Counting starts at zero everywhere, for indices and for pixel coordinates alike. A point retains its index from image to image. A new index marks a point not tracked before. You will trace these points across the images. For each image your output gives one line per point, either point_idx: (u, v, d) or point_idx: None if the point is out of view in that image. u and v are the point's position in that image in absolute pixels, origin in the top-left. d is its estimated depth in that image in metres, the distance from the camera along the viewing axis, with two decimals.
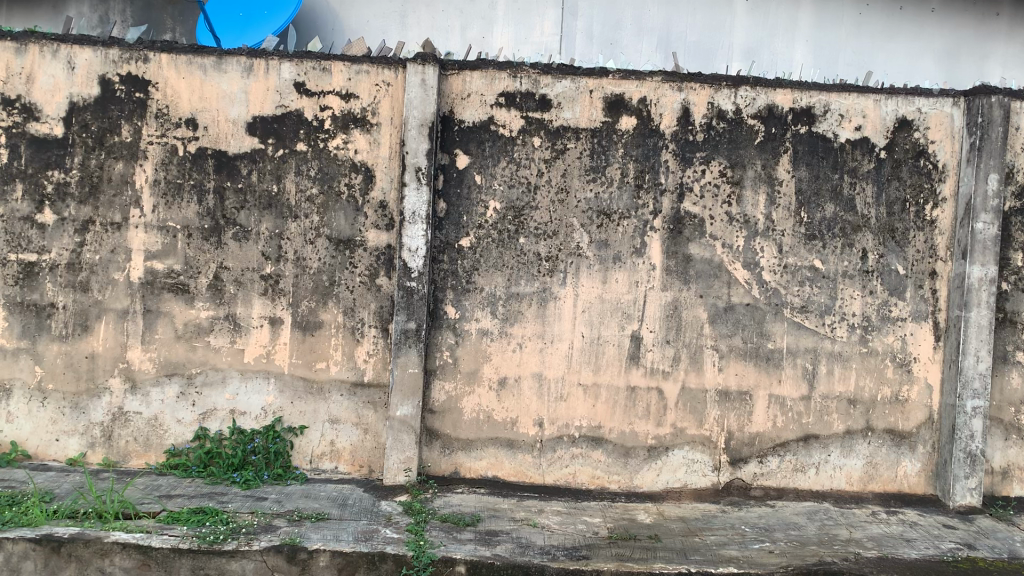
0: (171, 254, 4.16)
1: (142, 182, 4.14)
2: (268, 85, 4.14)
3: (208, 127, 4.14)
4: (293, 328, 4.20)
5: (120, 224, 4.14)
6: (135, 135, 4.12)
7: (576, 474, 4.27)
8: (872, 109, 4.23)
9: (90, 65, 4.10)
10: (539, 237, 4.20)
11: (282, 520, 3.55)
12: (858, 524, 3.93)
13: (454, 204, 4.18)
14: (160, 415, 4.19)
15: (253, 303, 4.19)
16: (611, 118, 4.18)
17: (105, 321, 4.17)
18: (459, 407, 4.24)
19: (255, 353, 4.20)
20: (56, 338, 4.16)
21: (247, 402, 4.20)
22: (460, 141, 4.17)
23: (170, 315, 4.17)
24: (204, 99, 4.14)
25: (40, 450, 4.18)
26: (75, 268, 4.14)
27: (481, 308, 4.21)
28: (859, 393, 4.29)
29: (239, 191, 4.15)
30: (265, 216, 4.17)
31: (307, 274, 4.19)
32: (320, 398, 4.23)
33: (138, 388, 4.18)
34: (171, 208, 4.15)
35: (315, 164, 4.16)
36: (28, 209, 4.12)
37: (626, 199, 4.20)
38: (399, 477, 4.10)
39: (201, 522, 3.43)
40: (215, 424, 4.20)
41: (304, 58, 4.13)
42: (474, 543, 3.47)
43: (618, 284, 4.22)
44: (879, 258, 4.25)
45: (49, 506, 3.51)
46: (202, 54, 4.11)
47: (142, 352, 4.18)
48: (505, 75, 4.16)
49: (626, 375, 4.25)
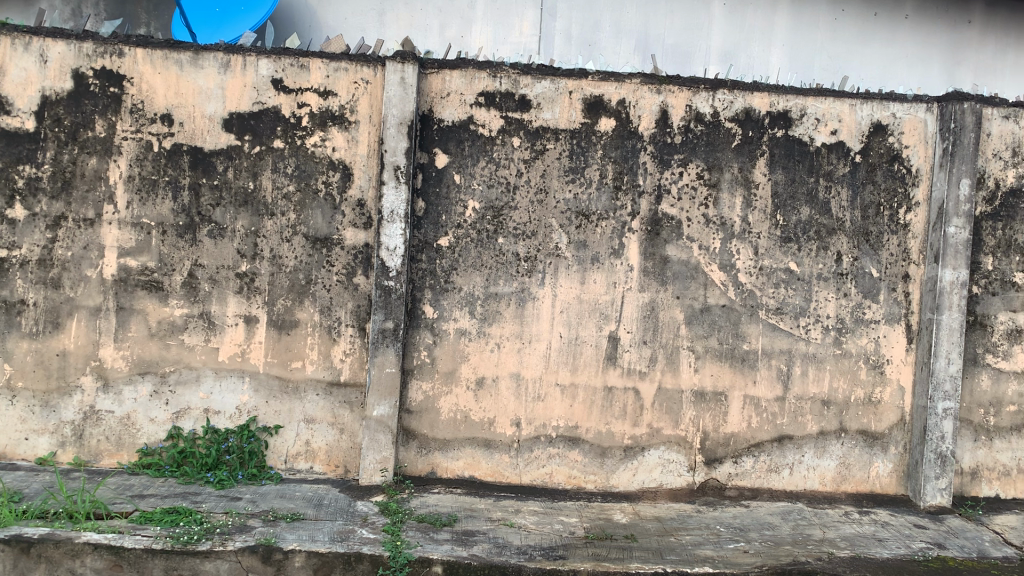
0: (145, 251, 4.11)
1: (116, 178, 4.08)
2: (245, 81, 4.10)
3: (184, 124, 4.09)
4: (269, 327, 4.17)
5: (93, 220, 4.08)
6: (109, 130, 4.07)
7: (553, 474, 4.27)
8: (847, 114, 4.28)
9: (62, 58, 4.03)
10: (518, 237, 4.20)
11: (256, 520, 3.52)
12: (831, 524, 3.97)
13: (433, 203, 4.17)
14: (133, 413, 4.14)
15: (228, 301, 4.15)
16: (590, 119, 4.19)
17: (77, 319, 4.11)
18: (436, 407, 4.23)
19: (230, 352, 4.16)
20: (26, 335, 4.09)
21: (222, 401, 4.16)
22: (439, 140, 4.16)
23: (143, 313, 4.12)
24: (180, 94, 4.09)
25: (8, 449, 4.11)
26: (46, 264, 4.08)
27: (459, 308, 4.20)
28: (833, 395, 4.33)
29: (215, 188, 4.11)
30: (241, 214, 4.13)
31: (283, 272, 4.16)
32: (296, 397, 4.20)
33: (110, 386, 4.13)
34: (145, 204, 4.10)
35: (292, 161, 4.13)
36: None
37: (604, 200, 4.21)
38: (375, 477, 4.08)
39: (174, 522, 3.39)
40: (188, 423, 4.15)
41: (282, 55, 4.10)
42: (451, 543, 3.46)
43: (596, 285, 4.23)
44: (853, 261, 4.30)
45: (19, 506, 3.45)
46: (178, 49, 4.07)
47: (115, 350, 4.12)
48: (484, 74, 4.16)
49: (604, 376, 4.26)
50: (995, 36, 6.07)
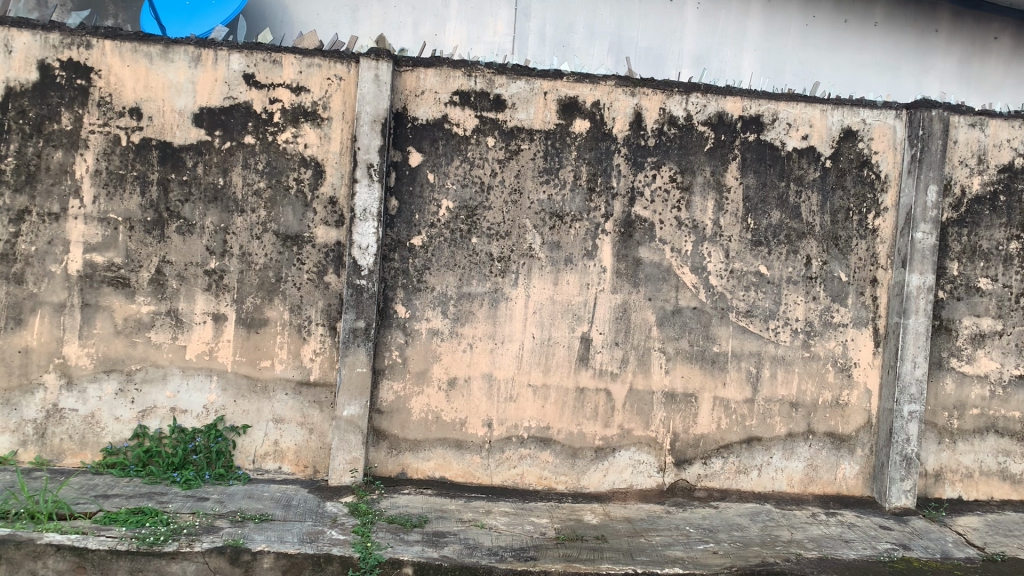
0: (112, 247, 4.04)
1: (82, 172, 4.01)
2: (216, 76, 4.05)
3: (153, 118, 4.03)
4: (238, 325, 4.11)
5: (57, 215, 4.00)
6: (75, 123, 3.99)
7: (524, 474, 4.27)
8: (818, 119, 4.33)
9: (28, 49, 3.95)
10: (491, 237, 4.19)
11: (224, 520, 3.47)
12: (799, 525, 4.01)
13: (406, 202, 4.15)
14: (97, 412, 4.06)
15: (197, 299, 4.09)
16: (565, 120, 4.19)
17: (41, 315, 4.02)
18: (407, 407, 4.20)
19: (198, 350, 4.10)
20: None
21: (189, 400, 4.10)
22: (413, 139, 4.14)
23: (109, 310, 4.05)
24: (149, 88, 4.02)
25: None
26: (9, 259, 3.99)
27: (431, 308, 4.18)
28: (801, 397, 4.37)
29: (184, 183, 4.05)
30: (211, 210, 4.07)
31: (253, 270, 4.11)
32: (265, 397, 4.15)
33: (74, 384, 4.05)
34: (113, 199, 4.02)
35: (263, 158, 4.09)
36: None
37: (578, 202, 4.21)
38: (345, 477, 4.05)
39: (140, 523, 3.33)
40: (154, 423, 4.09)
41: (254, 50, 4.05)
42: (422, 544, 3.44)
43: (569, 286, 4.23)
44: (823, 264, 4.35)
45: None
46: (147, 42, 4.00)
47: (79, 348, 4.04)
48: (459, 73, 4.14)
49: (575, 377, 4.27)
50: (960, 46, 6.19)
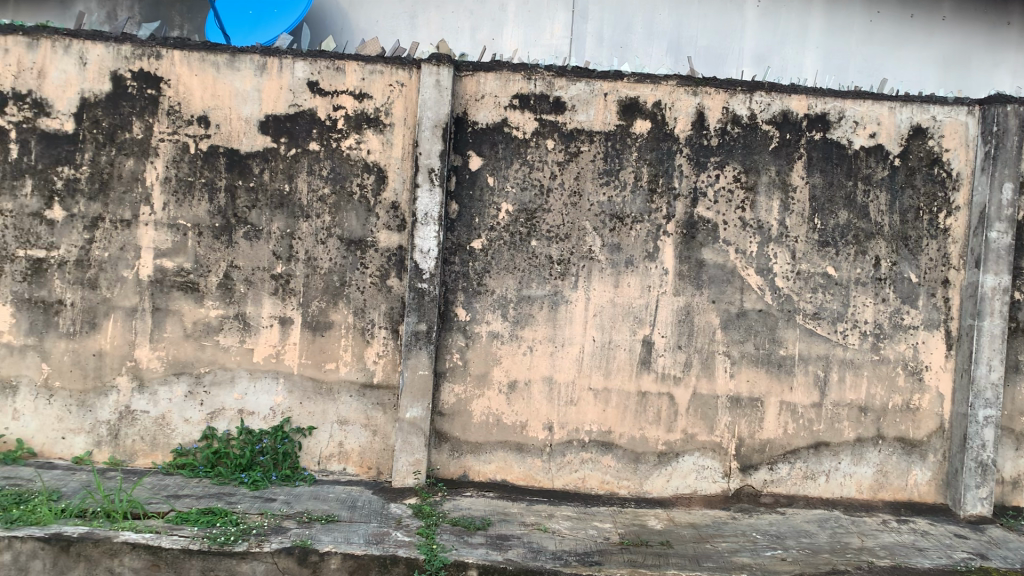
0: (181, 252, 4.13)
1: (153, 180, 4.11)
2: (281, 84, 4.12)
3: (220, 126, 4.11)
4: (303, 329, 4.17)
5: (130, 222, 4.11)
6: (146, 132, 4.09)
7: (586, 479, 4.24)
8: (886, 116, 4.22)
9: (101, 61, 4.07)
10: (551, 240, 4.18)
11: (292, 521, 3.52)
12: (869, 532, 3.91)
13: (466, 206, 4.16)
14: (168, 414, 4.16)
15: (263, 302, 4.16)
16: (626, 121, 4.16)
17: (114, 319, 4.13)
18: (469, 410, 4.21)
19: (265, 353, 4.17)
20: (63, 335, 4.12)
21: (256, 402, 4.17)
22: (473, 143, 4.15)
23: (179, 314, 4.14)
24: (217, 96, 4.11)
25: (45, 448, 4.14)
26: (84, 265, 4.11)
27: (492, 311, 4.19)
28: (870, 401, 4.27)
29: (251, 190, 4.13)
30: (277, 215, 4.14)
31: (318, 274, 4.16)
32: (329, 399, 4.20)
33: (145, 387, 4.15)
34: (182, 206, 4.12)
35: (327, 164, 4.14)
36: (37, 205, 4.09)
37: (639, 203, 4.18)
38: (408, 479, 4.07)
39: (211, 523, 3.40)
40: (223, 424, 4.17)
41: (318, 58, 4.11)
42: (486, 547, 3.45)
43: (630, 288, 4.20)
44: (892, 265, 4.24)
45: (58, 505, 3.48)
46: (215, 51, 4.09)
47: (151, 351, 4.14)
48: (519, 77, 4.14)
49: (637, 381, 4.23)
50: None
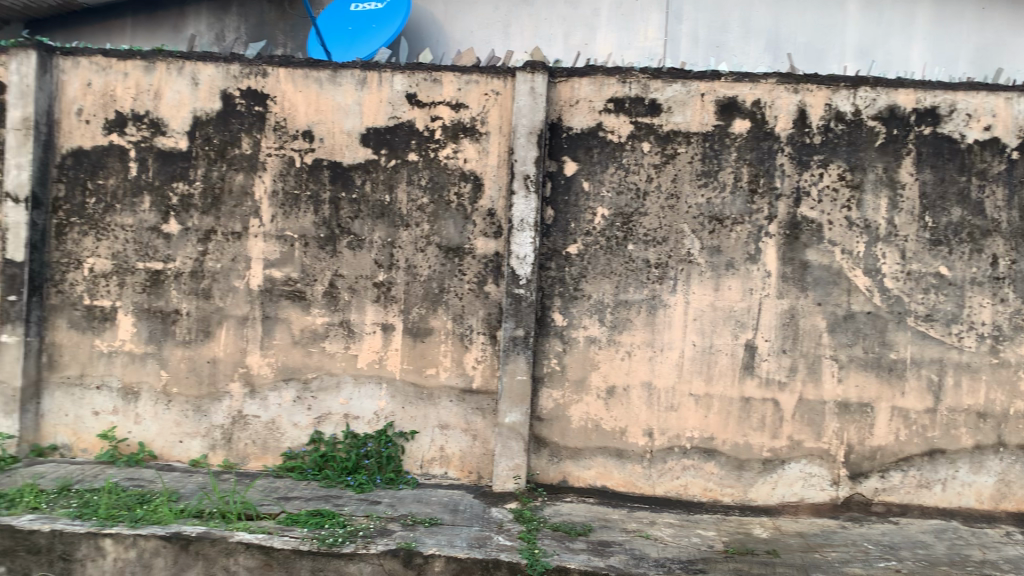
0: (288, 263, 4.28)
1: (261, 193, 4.27)
2: (380, 97, 4.22)
3: (323, 140, 4.24)
4: (404, 335, 4.26)
5: (240, 234, 4.28)
6: (254, 148, 4.26)
7: (689, 485, 4.18)
8: (1003, 108, 4.02)
9: (212, 81, 4.26)
10: (649, 244, 4.15)
11: (396, 524, 3.60)
12: (991, 545, 3.72)
13: (563, 211, 4.18)
14: (277, 418, 4.31)
15: (366, 310, 4.27)
16: (724, 122, 4.09)
17: (226, 327, 4.31)
18: (568, 415, 4.21)
19: (368, 359, 4.27)
20: (180, 343, 4.32)
21: (361, 407, 4.28)
22: (569, 148, 4.16)
23: (287, 322, 4.29)
24: (320, 111, 4.24)
25: (165, 450, 4.35)
26: (198, 276, 4.30)
27: (589, 316, 4.18)
28: (989, 407, 4.07)
29: (353, 201, 4.24)
30: (377, 225, 4.24)
31: (417, 281, 4.24)
32: (430, 404, 4.27)
33: (256, 392, 4.31)
34: (288, 218, 4.27)
35: (425, 173, 4.22)
36: (155, 220, 4.31)
37: (739, 204, 4.11)
38: (508, 484, 4.10)
39: (319, 524, 3.51)
40: (329, 428, 4.29)
41: (416, 70, 4.20)
42: (588, 553, 3.44)
43: (730, 292, 4.12)
44: (1012, 264, 4.03)
45: (177, 505, 3.65)
46: (317, 68, 4.23)
47: (261, 357, 4.31)
48: (614, 80, 4.14)
49: (740, 386, 4.15)
50: None
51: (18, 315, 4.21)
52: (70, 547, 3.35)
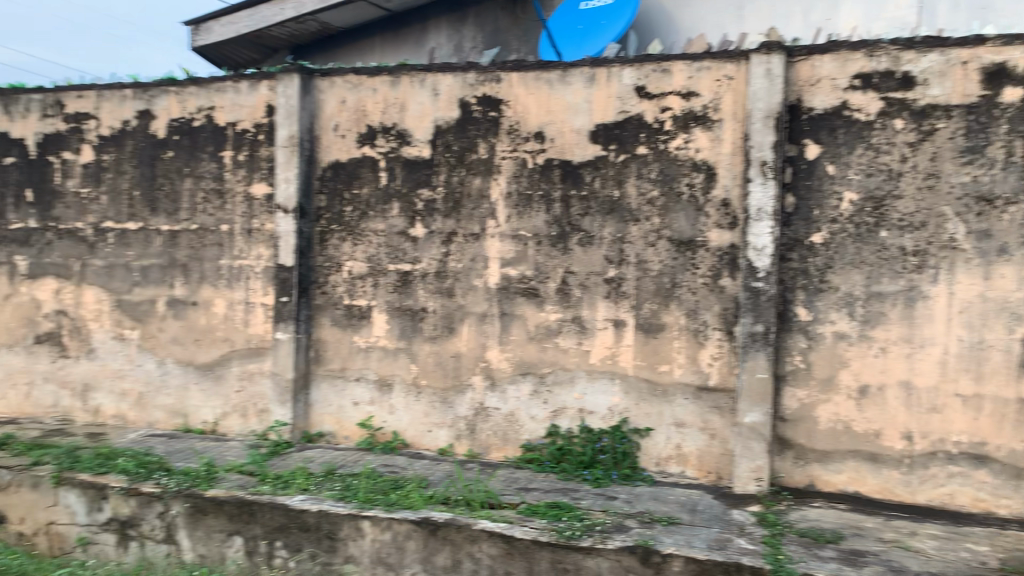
0: (524, 261, 4.39)
1: (498, 194, 4.42)
2: (610, 92, 4.22)
3: (555, 139, 4.31)
4: (638, 331, 4.22)
5: (478, 234, 4.46)
6: (490, 151, 4.42)
7: (956, 495, 3.79)
8: None
9: (451, 89, 4.48)
10: (903, 229, 3.81)
11: (634, 521, 3.57)
12: None
13: (804, 198, 3.95)
14: (517, 411, 4.44)
15: (600, 306, 4.28)
16: (991, 91, 3.67)
17: (468, 324, 4.51)
18: (814, 415, 3.98)
19: (603, 354, 4.28)
20: (427, 339, 4.58)
21: (596, 402, 4.31)
22: (809, 130, 3.93)
23: (523, 319, 4.40)
24: (552, 111, 4.31)
25: (416, 439, 4.63)
26: (442, 275, 4.54)
27: (836, 309, 3.92)
28: None
29: (584, 197, 4.28)
30: (609, 221, 4.25)
31: (651, 276, 4.20)
32: (666, 400, 4.20)
33: (496, 386, 4.47)
34: (523, 217, 4.38)
35: (656, 166, 4.17)
36: (402, 224, 4.60)
37: (1012, 182, 3.67)
38: (749, 486, 3.95)
39: (558, 517, 3.56)
40: (566, 422, 4.36)
41: (645, 62, 4.16)
42: (838, 562, 3.22)
43: (1004, 280, 3.69)
44: None
45: (426, 492, 3.87)
46: (548, 69, 4.31)
47: (500, 353, 4.46)
48: (860, 55, 3.84)
49: (1017, 386, 3.70)
50: None
51: (289, 315, 4.67)
52: (335, 525, 3.63)
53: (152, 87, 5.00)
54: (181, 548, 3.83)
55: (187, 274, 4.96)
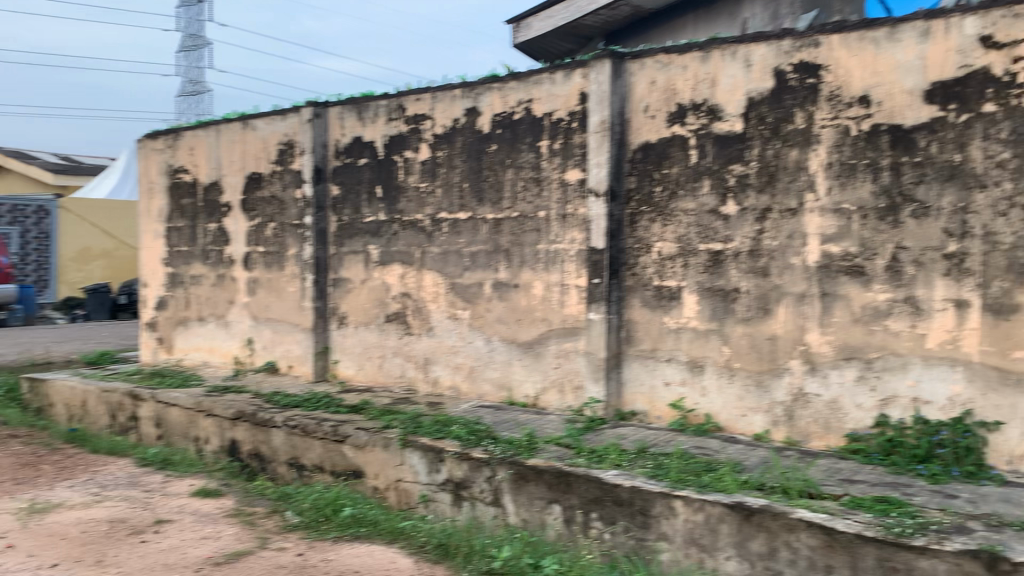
0: (847, 237, 4.10)
1: (817, 167, 4.18)
2: (948, 46, 3.80)
3: (882, 103, 3.97)
4: (984, 312, 3.75)
5: (795, 210, 4.25)
6: (808, 121, 4.19)
7: None
8: None
9: (765, 60, 4.31)
10: None
11: (978, 523, 3.20)
12: None
13: None
14: (840, 398, 4.17)
15: (936, 284, 3.87)
16: None
17: (784, 304, 4.32)
18: None
19: (940, 339, 3.87)
20: (741, 320, 4.46)
21: (933, 391, 3.91)
22: None
23: (847, 299, 4.12)
24: (878, 73, 3.97)
25: (730, 423, 4.53)
26: (756, 254, 4.39)
27: None
28: None
29: (917, 165, 3.90)
30: (948, 190, 3.83)
31: (1000, 251, 3.71)
32: (1020, 392, 3.70)
33: (817, 369, 4.23)
34: (846, 189, 4.09)
35: (1007, 125, 3.68)
36: (714, 203, 4.52)
37: None
38: None
39: (886, 512, 3.29)
40: (897, 412, 4.01)
41: (992, 8, 3.68)
42: None
43: None
44: None
45: (740, 476, 3.78)
46: (874, 27, 3.98)
47: (820, 335, 4.21)
48: None
49: None
50: None
51: (602, 296, 4.81)
52: (649, 502, 3.68)
53: (478, 85, 5.40)
54: (507, 511, 4.14)
55: (510, 258, 5.30)
